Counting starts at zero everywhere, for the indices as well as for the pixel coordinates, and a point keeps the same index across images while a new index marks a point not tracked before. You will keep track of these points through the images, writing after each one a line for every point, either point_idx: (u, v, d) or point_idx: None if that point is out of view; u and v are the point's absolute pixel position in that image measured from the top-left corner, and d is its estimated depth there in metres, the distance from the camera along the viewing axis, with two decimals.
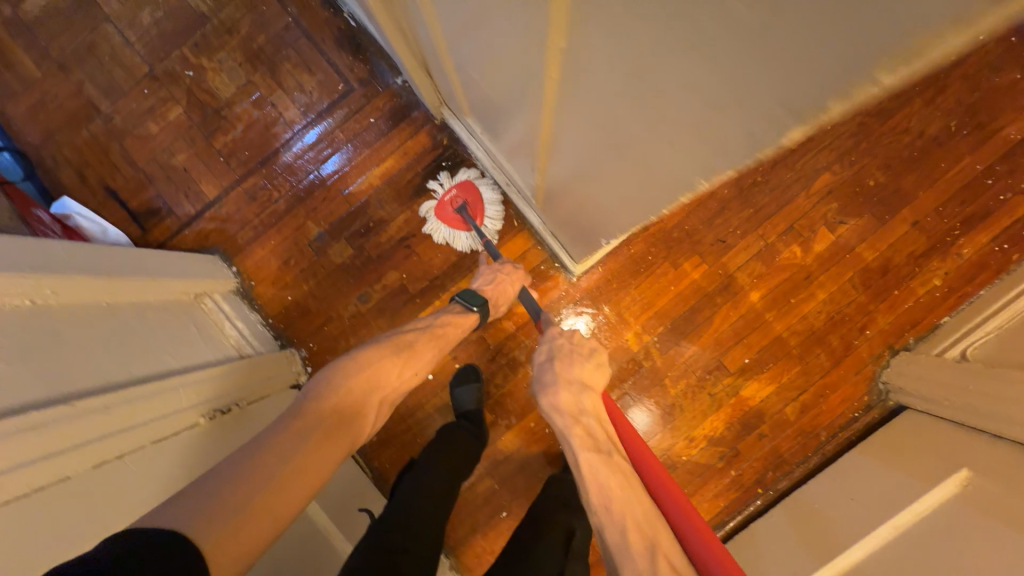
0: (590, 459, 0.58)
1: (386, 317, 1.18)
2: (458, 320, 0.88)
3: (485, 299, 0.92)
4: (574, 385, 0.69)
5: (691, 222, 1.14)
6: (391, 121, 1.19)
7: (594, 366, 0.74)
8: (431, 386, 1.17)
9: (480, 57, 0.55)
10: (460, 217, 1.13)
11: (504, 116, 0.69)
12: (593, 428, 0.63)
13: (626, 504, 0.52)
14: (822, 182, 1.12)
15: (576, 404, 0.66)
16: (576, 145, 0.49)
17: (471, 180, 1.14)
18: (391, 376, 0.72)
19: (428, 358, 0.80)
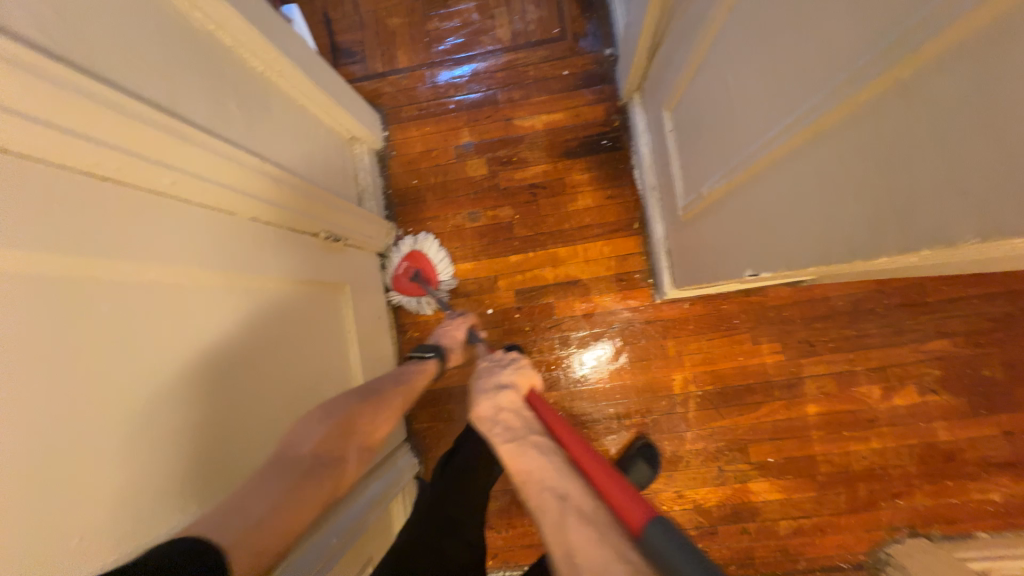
0: (506, 448, 0.66)
1: (481, 242, 1.24)
2: (420, 370, 0.96)
3: (438, 349, 1.03)
4: (494, 391, 0.78)
5: (791, 312, 1.14)
6: (580, 82, 1.24)
7: (512, 369, 0.83)
8: (486, 319, 1.23)
9: (738, 70, 0.60)
10: (419, 286, 1.20)
11: (709, 133, 0.75)
12: (509, 422, 0.72)
13: (529, 475, 0.59)
14: (938, 346, 1.09)
15: (498, 407, 0.75)
16: (779, 181, 0.54)
17: (416, 249, 1.22)
18: (364, 422, 0.75)
19: (400, 406, 0.84)
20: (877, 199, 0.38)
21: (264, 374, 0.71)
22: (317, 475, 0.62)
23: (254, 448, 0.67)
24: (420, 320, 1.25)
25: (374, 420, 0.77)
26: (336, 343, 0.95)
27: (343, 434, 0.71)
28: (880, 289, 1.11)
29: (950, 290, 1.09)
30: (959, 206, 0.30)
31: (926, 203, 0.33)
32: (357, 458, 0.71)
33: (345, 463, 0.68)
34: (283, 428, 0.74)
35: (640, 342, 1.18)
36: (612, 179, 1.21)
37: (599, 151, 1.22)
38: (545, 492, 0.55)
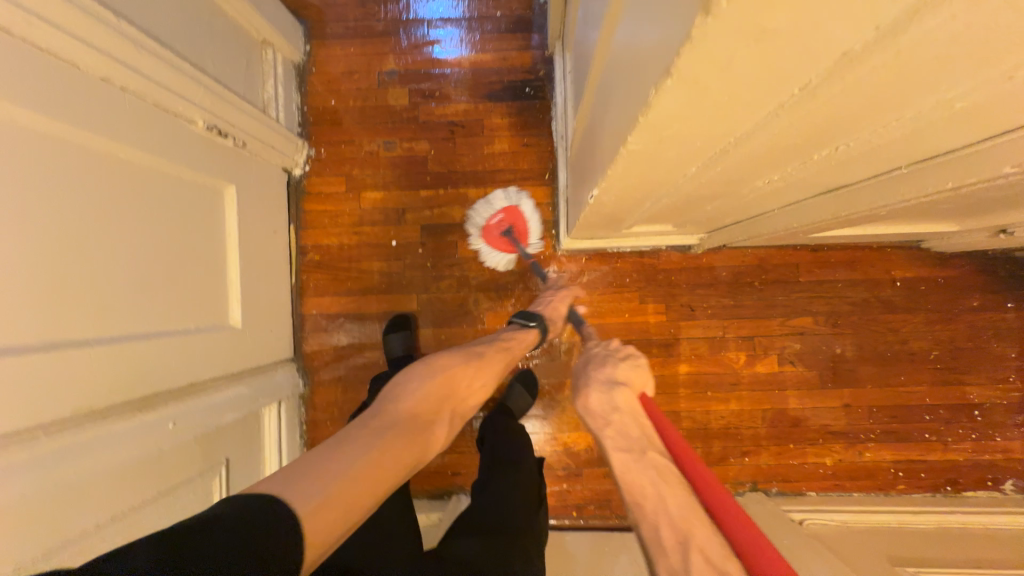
0: (620, 460, 0.62)
1: (393, 173, 1.23)
2: (520, 336, 0.95)
3: (542, 322, 0.99)
4: (603, 387, 0.74)
5: (678, 277, 1.19)
6: (511, 26, 1.24)
7: (627, 366, 0.79)
8: (389, 251, 1.22)
9: None
10: (507, 241, 1.18)
11: (585, 63, 0.76)
12: (625, 427, 0.67)
13: (649, 496, 0.55)
14: (801, 322, 1.17)
15: (611, 404, 0.71)
16: (603, 91, 0.55)
17: (516, 205, 1.18)
18: (460, 387, 0.77)
19: (496, 376, 0.85)
20: (631, 74, 0.39)
21: (93, 240, 0.67)
22: (413, 435, 0.63)
23: (76, 314, 0.65)
24: (321, 244, 1.23)
25: (468, 388, 0.78)
26: (208, 241, 0.92)
27: (438, 401, 0.73)
28: (759, 264, 1.18)
29: (819, 272, 1.18)
30: (654, 59, 0.32)
31: (644, 66, 0.35)
32: (446, 427, 0.72)
33: (437, 429, 0.69)
34: (119, 305, 0.72)
35: (536, 290, 1.22)
36: (530, 128, 1.22)
37: (520, 98, 1.23)
38: (667, 521, 0.52)
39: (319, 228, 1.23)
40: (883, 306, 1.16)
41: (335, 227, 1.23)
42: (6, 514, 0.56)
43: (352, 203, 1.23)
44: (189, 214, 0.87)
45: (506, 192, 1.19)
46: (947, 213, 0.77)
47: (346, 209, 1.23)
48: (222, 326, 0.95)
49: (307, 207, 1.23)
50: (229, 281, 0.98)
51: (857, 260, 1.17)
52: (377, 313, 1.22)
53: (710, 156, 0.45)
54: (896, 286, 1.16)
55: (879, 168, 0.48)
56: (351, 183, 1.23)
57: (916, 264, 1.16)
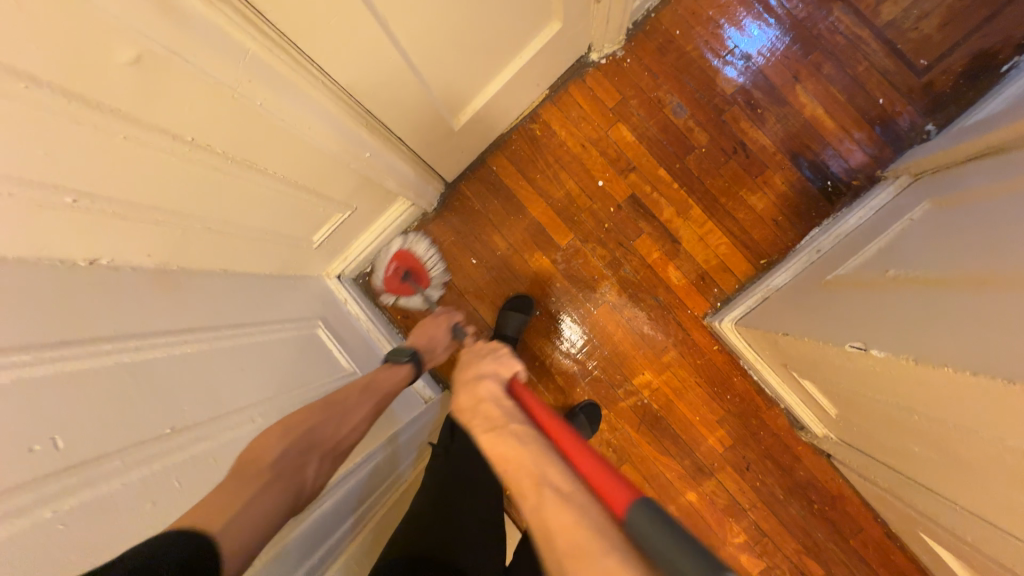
0: (485, 438, 0.60)
1: (658, 133, 1.16)
2: (388, 377, 0.84)
3: (416, 353, 0.89)
4: (473, 383, 0.74)
5: (765, 436, 1.13)
6: (879, 121, 1.09)
7: (491, 360, 0.79)
8: (589, 183, 1.18)
9: None
10: (406, 285, 1.17)
11: (962, 237, 0.66)
12: (489, 413, 0.65)
13: (511, 461, 0.55)
14: (811, 568, 1.12)
15: (478, 398, 0.70)
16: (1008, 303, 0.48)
17: (405, 247, 1.19)
18: (331, 432, 0.67)
19: (367, 413, 0.74)
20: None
21: None
22: (283, 482, 0.56)
23: (419, 20, 0.65)
24: (550, 126, 1.19)
25: (336, 433, 0.67)
26: (510, 49, 0.90)
27: (307, 449, 0.62)
28: (834, 498, 1.11)
29: (869, 553, 1.10)
30: None
31: None
32: (318, 473, 0.62)
33: (307, 476, 0.60)
34: (435, 38, 0.71)
35: (659, 328, 1.16)
36: (794, 213, 1.12)
37: (815, 184, 1.11)
38: (518, 469, 0.53)
39: (561, 113, 1.18)
40: None
41: (572, 126, 1.18)
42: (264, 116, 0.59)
43: (604, 122, 1.17)
44: (525, 18, 0.84)
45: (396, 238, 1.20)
46: None
47: (595, 121, 1.17)
48: (451, 119, 0.95)
49: (571, 90, 1.18)
50: (486, 92, 0.97)
51: None
52: (532, 217, 1.20)
53: None
54: None
55: None
56: (619, 106, 1.17)
57: None
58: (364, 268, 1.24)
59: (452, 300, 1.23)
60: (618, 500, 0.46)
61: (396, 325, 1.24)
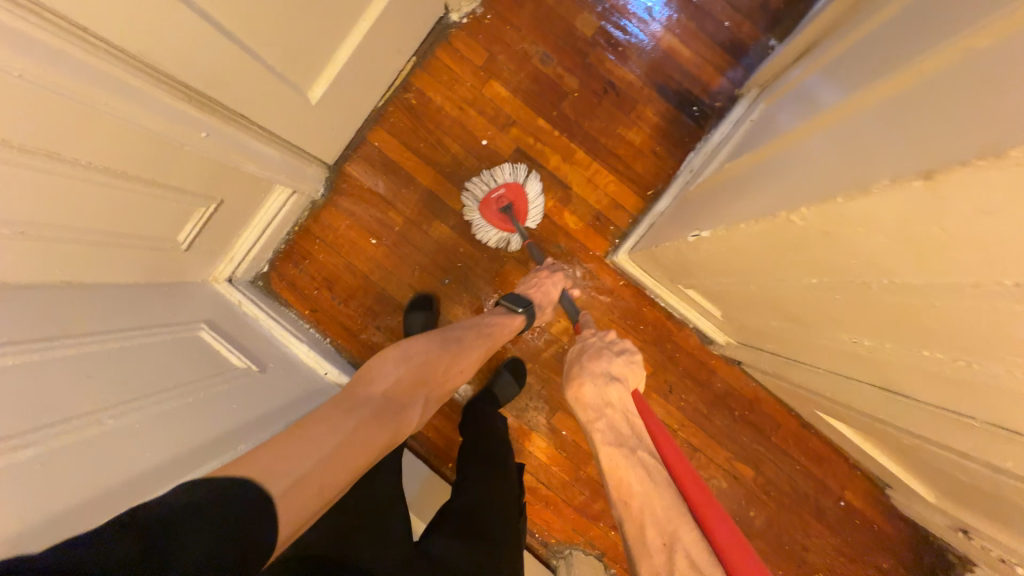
0: (609, 456, 0.61)
1: (530, 84, 1.17)
2: (503, 322, 0.93)
3: (531, 306, 0.96)
4: (603, 381, 0.72)
5: (681, 358, 1.19)
6: (727, 44, 1.16)
7: (620, 360, 0.77)
8: (474, 145, 1.18)
9: (855, 65, 0.57)
10: (507, 219, 1.14)
11: (782, 122, 0.71)
12: (615, 423, 0.67)
13: (636, 496, 0.55)
14: (743, 470, 1.18)
15: (605, 400, 0.70)
16: (789, 160, 0.52)
17: (518, 180, 1.14)
18: (438, 372, 0.79)
19: (475, 358, 0.85)
20: (866, 152, 0.36)
21: None
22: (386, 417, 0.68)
23: None
24: (424, 93, 1.18)
25: (444, 370, 0.80)
26: (350, 12, 0.88)
27: (416, 386, 0.75)
28: (751, 401, 1.18)
29: (789, 445, 1.18)
30: (913, 152, 0.30)
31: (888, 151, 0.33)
32: (419, 409, 0.75)
33: (409, 414, 0.72)
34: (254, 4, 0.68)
35: (565, 273, 1.19)
36: (671, 142, 1.17)
37: (683, 111, 1.17)
38: (655, 524, 0.52)
39: (433, 79, 1.18)
40: (815, 512, 1.18)
41: (446, 89, 1.18)
42: (47, 92, 0.55)
43: (477, 82, 1.17)
44: None
45: (507, 165, 1.15)
46: (945, 484, 0.79)
47: (468, 81, 1.17)
48: (307, 94, 0.92)
49: (438, 54, 1.17)
50: (339, 61, 0.94)
51: (826, 462, 1.18)
52: (424, 187, 1.19)
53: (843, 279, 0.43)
54: (837, 504, 1.18)
55: (956, 398, 0.47)
56: (489, 64, 1.17)
57: (866, 501, 1.18)
58: (260, 269, 1.18)
59: (359, 283, 1.20)
60: None
61: (306, 320, 1.20)
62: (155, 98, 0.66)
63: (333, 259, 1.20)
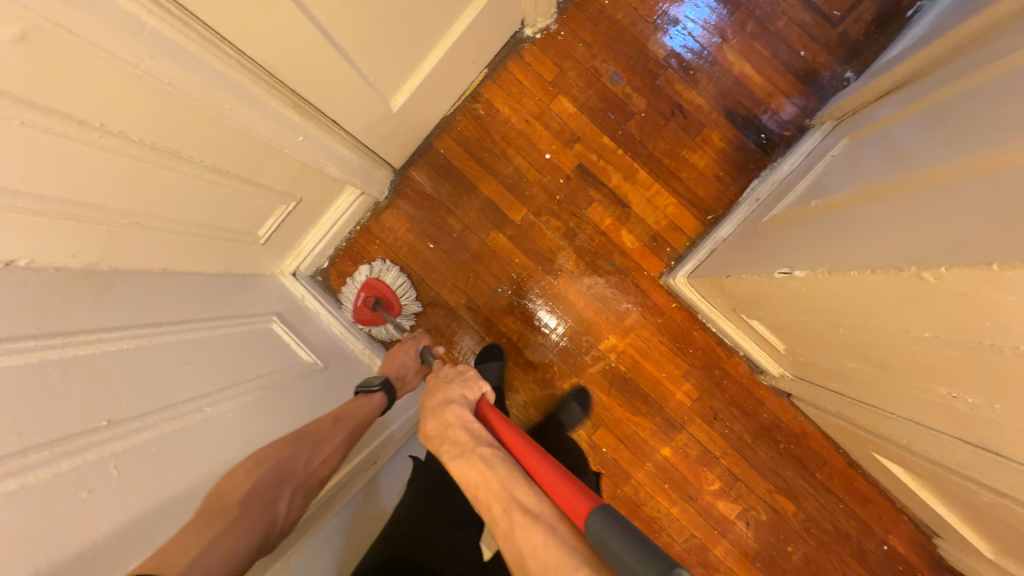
0: (455, 467, 0.61)
1: (597, 102, 1.18)
2: (363, 401, 0.82)
3: (388, 380, 0.86)
4: (442, 410, 0.70)
5: (728, 385, 1.18)
6: (800, 74, 1.15)
7: (450, 400, 0.70)
8: (536, 158, 1.20)
9: (970, 116, 0.57)
10: (378, 314, 1.17)
11: (874, 164, 0.70)
12: (458, 437, 0.65)
13: (482, 486, 0.57)
14: (783, 503, 1.17)
15: (446, 426, 0.68)
16: (901, 209, 0.52)
17: (374, 277, 1.18)
18: (299, 461, 0.65)
19: (340, 442, 0.72)
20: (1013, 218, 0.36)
21: None
22: (253, 515, 0.57)
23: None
24: (492, 104, 1.20)
25: (307, 460, 0.66)
26: (441, 27, 0.91)
27: (281, 478, 0.62)
28: (797, 434, 1.17)
29: (833, 482, 1.16)
30: None
31: None
32: (289, 503, 0.63)
33: (277, 509, 0.61)
34: (365, 21, 0.71)
35: (620, 295, 1.19)
36: (735, 168, 1.16)
37: (749, 137, 1.16)
38: (495, 496, 0.55)
39: (501, 91, 1.20)
40: (855, 552, 1.16)
41: (514, 102, 1.20)
42: (183, 99, 0.59)
43: (545, 97, 1.19)
44: None
45: (375, 263, 1.20)
46: (1011, 539, 0.77)
47: (536, 96, 1.19)
48: (389, 102, 0.95)
49: (509, 67, 1.19)
50: (423, 72, 0.97)
51: (870, 503, 1.16)
52: (484, 195, 1.21)
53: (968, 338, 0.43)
54: (879, 546, 1.15)
55: None
56: (558, 80, 1.19)
57: (910, 546, 1.15)
58: (321, 264, 1.22)
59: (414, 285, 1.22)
60: (574, 502, 0.50)
61: None
62: (267, 105, 0.69)
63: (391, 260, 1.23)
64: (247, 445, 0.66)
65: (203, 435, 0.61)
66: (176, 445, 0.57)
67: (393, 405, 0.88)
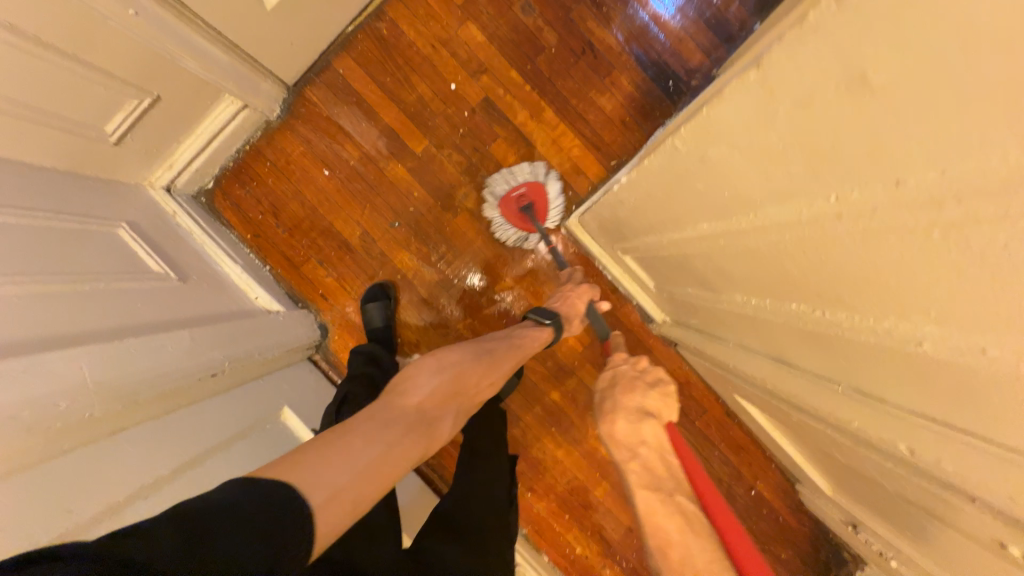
0: (643, 496, 0.61)
1: (507, 32, 1.13)
2: (533, 333, 0.87)
3: (557, 315, 0.90)
4: (636, 419, 0.72)
5: (620, 333, 1.19)
6: (711, 21, 1.13)
7: (656, 395, 0.77)
8: (442, 87, 1.15)
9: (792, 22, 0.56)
10: (528, 219, 1.13)
11: None
12: (650, 463, 0.66)
13: (675, 544, 0.54)
14: None
15: (637, 433, 0.70)
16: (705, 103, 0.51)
17: (542, 181, 1.13)
18: (473, 380, 0.71)
19: (503, 370, 0.77)
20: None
21: None
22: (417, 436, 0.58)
23: None
24: (396, 24, 1.13)
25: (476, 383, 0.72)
26: None
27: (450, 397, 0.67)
28: (682, 384, 1.20)
29: (711, 430, 1.21)
30: None
31: None
32: (454, 420, 0.66)
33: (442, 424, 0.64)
34: None
35: (531, 244, 1.17)
36: (641, 114, 1.15)
37: (657, 83, 1.14)
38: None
39: (407, 11, 1.13)
40: (726, 497, 1.22)
41: (420, 24, 1.13)
42: None
43: (452, 22, 1.13)
44: None
45: (537, 164, 1.14)
46: (833, 469, 0.82)
47: (443, 20, 1.13)
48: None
49: None
50: None
51: (744, 451, 1.21)
52: (386, 124, 1.15)
53: None
54: (748, 492, 1.21)
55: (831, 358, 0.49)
56: (468, 4, 1.13)
57: (776, 492, 1.21)
58: (204, 183, 1.14)
59: (307, 213, 1.17)
60: None
61: (247, 244, 1.17)
62: None
63: (283, 185, 1.16)
64: (65, 328, 0.62)
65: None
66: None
67: (554, 341, 0.93)
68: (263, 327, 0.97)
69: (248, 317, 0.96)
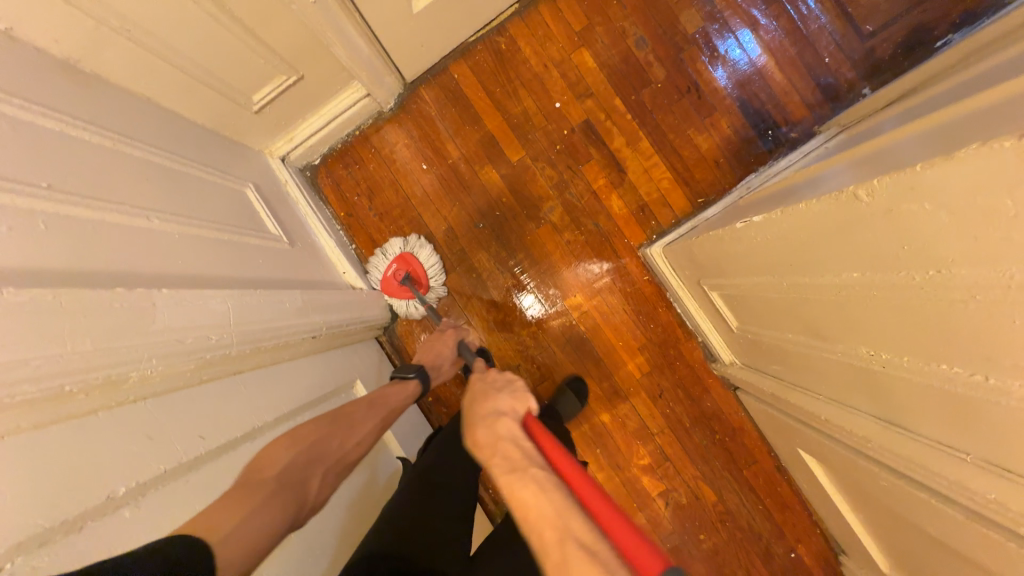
0: (505, 483, 0.57)
1: (618, 63, 1.18)
2: (394, 390, 0.87)
3: (421, 369, 0.94)
4: (490, 419, 0.69)
5: (681, 367, 1.19)
6: (819, 80, 1.15)
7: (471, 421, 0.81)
8: (546, 105, 1.20)
9: (951, 97, 0.57)
10: (406, 288, 1.17)
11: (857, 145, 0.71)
12: (508, 453, 0.62)
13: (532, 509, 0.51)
14: (705, 492, 1.19)
15: (496, 437, 0.66)
16: (863, 160, 0.53)
17: (409, 251, 1.18)
18: (328, 441, 0.66)
19: (370, 429, 0.75)
20: (970, 134, 0.36)
21: None
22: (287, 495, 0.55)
23: None
24: (515, 41, 1.20)
25: (341, 443, 0.68)
26: None
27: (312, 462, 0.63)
28: (734, 429, 1.19)
29: (757, 482, 1.18)
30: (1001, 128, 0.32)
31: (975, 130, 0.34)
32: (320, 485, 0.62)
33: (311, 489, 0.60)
34: None
35: (584, 264, 1.20)
36: (735, 158, 1.17)
37: (757, 130, 1.17)
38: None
39: (527, 31, 1.19)
40: (763, 554, 1.18)
41: (537, 44, 1.19)
42: None
43: (568, 46, 1.19)
44: None
45: (394, 240, 1.19)
46: (904, 544, 0.79)
47: (559, 44, 1.19)
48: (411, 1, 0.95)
49: (539, 9, 1.19)
50: None
51: (789, 510, 1.18)
52: (488, 131, 1.21)
53: (887, 266, 0.44)
54: (787, 553, 1.18)
55: (959, 423, 0.49)
56: (585, 33, 1.19)
57: (817, 559, 1.17)
58: (312, 159, 1.21)
59: (399, 202, 1.23)
60: (646, 553, 0.45)
61: (339, 221, 1.23)
62: None
63: (383, 172, 1.23)
64: (208, 271, 0.67)
65: (158, 250, 0.61)
66: (132, 244, 0.58)
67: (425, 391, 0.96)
68: (349, 302, 1.02)
69: (337, 289, 1.01)
